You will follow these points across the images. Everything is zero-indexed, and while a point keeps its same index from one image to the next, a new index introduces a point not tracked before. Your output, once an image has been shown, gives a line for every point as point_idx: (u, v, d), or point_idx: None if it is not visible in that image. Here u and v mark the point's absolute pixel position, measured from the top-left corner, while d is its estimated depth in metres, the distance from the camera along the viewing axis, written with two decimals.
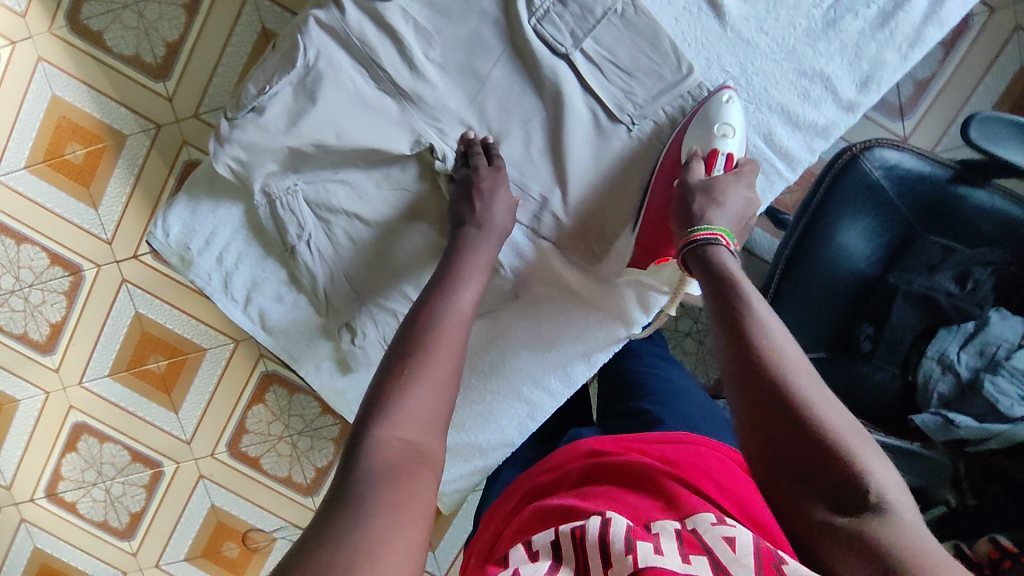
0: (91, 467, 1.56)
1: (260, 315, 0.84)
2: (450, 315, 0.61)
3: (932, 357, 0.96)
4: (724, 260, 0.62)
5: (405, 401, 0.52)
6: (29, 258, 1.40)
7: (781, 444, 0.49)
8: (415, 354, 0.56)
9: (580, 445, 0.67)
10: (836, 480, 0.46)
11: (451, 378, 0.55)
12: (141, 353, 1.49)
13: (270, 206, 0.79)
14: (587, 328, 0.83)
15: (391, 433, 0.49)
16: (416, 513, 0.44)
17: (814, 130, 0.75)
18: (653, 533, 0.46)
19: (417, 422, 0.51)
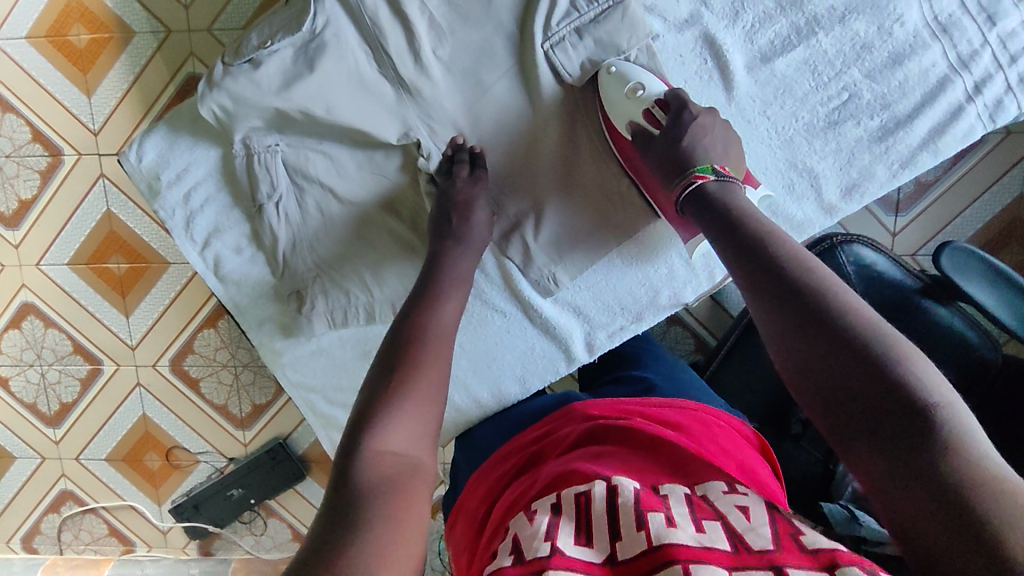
0: (31, 348, 1.57)
1: (215, 261, 0.83)
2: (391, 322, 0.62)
3: None
4: (723, 194, 0.60)
5: (393, 419, 0.52)
6: (11, 129, 1.37)
7: (807, 371, 0.46)
8: (403, 367, 0.57)
9: (573, 411, 0.67)
10: (861, 390, 0.43)
11: (437, 395, 0.56)
12: (104, 251, 1.47)
13: (247, 158, 0.78)
14: (530, 353, 0.84)
15: (382, 446, 0.50)
16: (409, 527, 0.45)
17: (790, 224, 0.76)
18: (664, 497, 0.47)
19: (408, 434, 0.52)
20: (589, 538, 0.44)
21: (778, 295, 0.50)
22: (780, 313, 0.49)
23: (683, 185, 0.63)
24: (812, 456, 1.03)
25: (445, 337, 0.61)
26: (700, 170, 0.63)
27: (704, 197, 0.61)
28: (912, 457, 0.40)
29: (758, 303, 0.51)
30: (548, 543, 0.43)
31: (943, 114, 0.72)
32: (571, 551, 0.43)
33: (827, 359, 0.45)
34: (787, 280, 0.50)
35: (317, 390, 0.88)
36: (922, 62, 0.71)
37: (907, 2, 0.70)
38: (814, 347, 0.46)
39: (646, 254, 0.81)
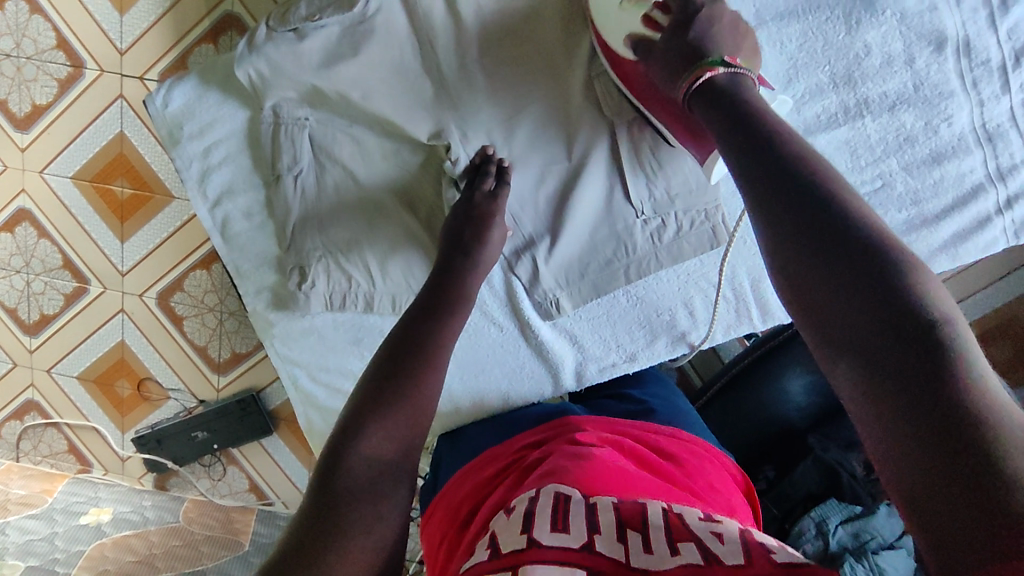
0: (20, 254, 1.55)
1: (223, 221, 0.83)
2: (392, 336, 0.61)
3: (811, 518, 1.02)
4: (747, 94, 0.52)
5: (381, 423, 0.54)
6: (37, 32, 1.34)
7: (816, 290, 0.41)
8: (400, 375, 0.57)
9: (568, 422, 0.69)
10: (870, 317, 0.38)
11: (431, 406, 0.58)
12: (110, 172, 1.45)
13: (274, 126, 0.77)
14: (519, 371, 0.85)
15: (368, 452, 0.53)
16: (377, 526, 0.51)
17: None
18: (642, 510, 0.48)
19: (393, 440, 0.54)
20: (565, 526, 0.46)
21: (794, 205, 0.44)
22: (797, 221, 0.43)
23: (697, 75, 0.55)
24: (770, 513, 1.08)
25: (444, 346, 0.62)
26: (712, 62, 0.55)
27: (719, 92, 0.53)
28: (920, 395, 0.34)
29: (765, 210, 0.45)
30: (525, 535, 0.45)
31: (969, 222, 0.73)
32: (548, 540, 0.44)
33: (839, 279, 0.40)
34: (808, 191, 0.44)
35: (302, 366, 0.87)
36: (961, 166, 0.71)
37: (960, 104, 0.70)
38: (831, 266, 0.41)
39: (651, 294, 0.81)
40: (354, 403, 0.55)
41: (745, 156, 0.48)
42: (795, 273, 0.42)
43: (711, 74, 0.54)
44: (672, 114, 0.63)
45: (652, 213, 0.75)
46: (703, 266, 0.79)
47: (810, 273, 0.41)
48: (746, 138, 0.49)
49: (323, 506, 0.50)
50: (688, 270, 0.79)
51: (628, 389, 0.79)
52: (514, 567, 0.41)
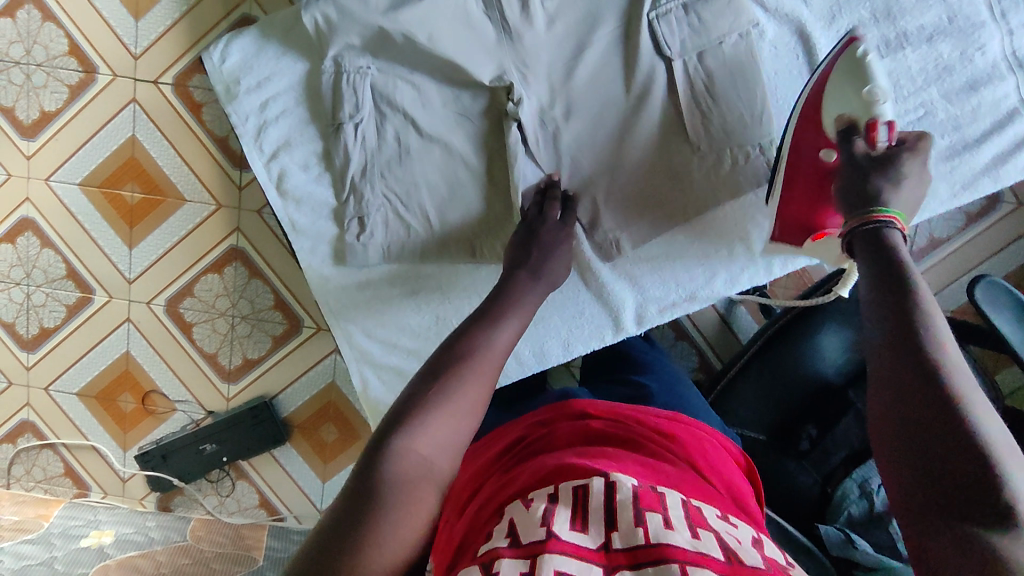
0: (21, 266, 1.58)
1: (279, 174, 0.83)
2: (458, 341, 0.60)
3: (854, 480, 1.04)
4: (901, 247, 0.55)
5: (426, 422, 0.52)
6: (49, 39, 1.43)
7: (913, 432, 0.45)
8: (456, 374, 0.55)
9: (567, 402, 0.70)
10: (956, 473, 0.42)
11: (477, 410, 0.55)
12: (120, 176, 1.51)
13: (335, 75, 0.78)
14: (580, 316, 0.85)
15: (411, 447, 0.50)
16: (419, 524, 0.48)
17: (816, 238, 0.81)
18: (661, 496, 0.51)
19: (436, 442, 0.51)
20: (584, 524, 0.48)
21: (911, 358, 0.48)
22: (904, 364, 0.48)
23: (866, 215, 0.58)
24: (812, 478, 1.09)
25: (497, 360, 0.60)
26: (886, 212, 0.58)
27: (878, 238, 0.57)
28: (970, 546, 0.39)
29: (886, 354, 0.49)
30: (544, 527, 0.46)
31: (1008, 145, 0.77)
32: (567, 535, 0.46)
33: (939, 429, 0.43)
34: (921, 342, 0.48)
35: (356, 322, 0.86)
36: (996, 92, 0.76)
37: (991, 33, 0.75)
38: (924, 412, 0.45)
39: (707, 233, 0.83)
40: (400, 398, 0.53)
41: (883, 302, 0.52)
42: (887, 405, 0.47)
43: (879, 219, 0.58)
44: (806, 197, 0.71)
45: (714, 147, 0.78)
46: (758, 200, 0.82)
47: (912, 416, 0.45)
48: (888, 286, 0.53)
49: (355, 506, 0.47)
50: (745, 203, 0.82)
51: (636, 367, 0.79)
52: (533, 557, 0.44)
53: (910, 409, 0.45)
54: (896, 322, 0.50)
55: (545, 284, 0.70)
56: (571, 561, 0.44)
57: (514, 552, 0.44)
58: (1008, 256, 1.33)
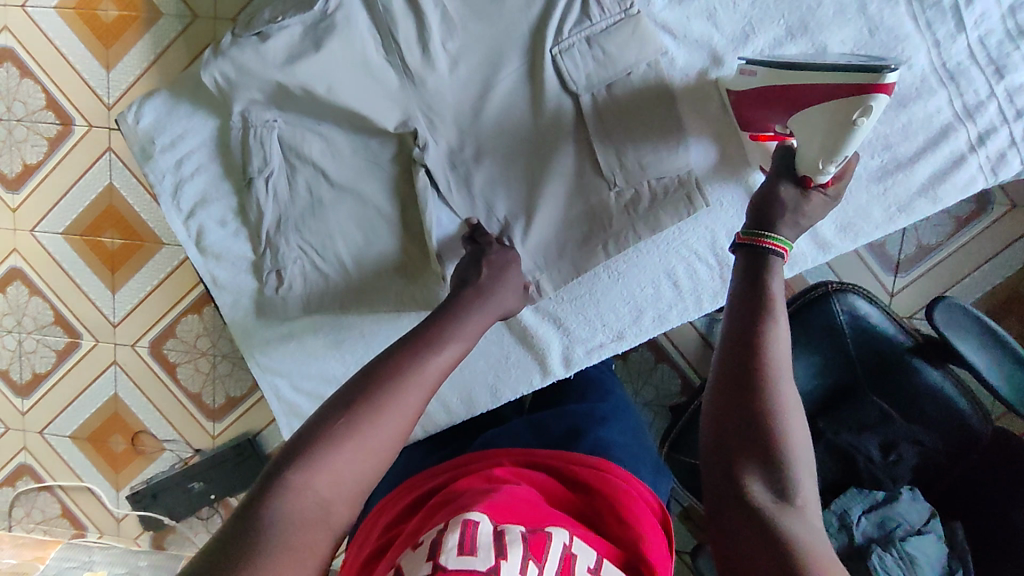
0: (12, 314, 1.63)
1: (198, 231, 0.83)
2: (399, 370, 0.58)
3: (834, 512, 1.03)
4: (775, 273, 0.61)
5: (326, 458, 0.51)
6: (27, 94, 1.47)
7: (740, 434, 0.54)
8: (368, 404, 0.54)
9: (488, 454, 0.71)
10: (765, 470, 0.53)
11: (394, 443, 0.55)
12: (100, 224, 1.54)
13: (243, 131, 0.77)
14: (506, 362, 0.89)
15: (308, 485, 0.50)
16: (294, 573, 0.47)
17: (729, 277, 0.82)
18: (546, 541, 0.53)
19: (336, 479, 0.51)
20: (470, 547, 0.50)
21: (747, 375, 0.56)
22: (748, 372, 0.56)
23: (751, 237, 0.63)
24: None
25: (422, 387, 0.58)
26: (780, 242, 0.62)
27: (758, 262, 0.62)
28: (761, 524, 0.50)
29: (728, 367, 0.57)
30: (430, 562, 0.49)
31: (943, 162, 0.80)
32: (453, 563, 0.49)
33: (756, 434, 0.54)
34: (760, 352, 0.57)
35: (283, 375, 0.87)
36: (927, 107, 0.79)
37: (917, 46, 0.77)
38: (749, 420, 0.55)
39: (631, 271, 0.84)
40: (305, 428, 0.53)
41: (739, 320, 0.59)
42: (728, 403, 0.56)
43: (767, 245, 0.62)
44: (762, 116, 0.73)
45: (626, 180, 0.75)
46: (682, 235, 0.82)
47: (741, 422, 0.55)
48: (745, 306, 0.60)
49: (239, 543, 0.47)
50: (667, 240, 0.82)
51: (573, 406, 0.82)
52: None
53: (741, 415, 0.55)
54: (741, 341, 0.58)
55: (478, 316, 0.67)
56: None
57: None
58: (1000, 264, 1.26)
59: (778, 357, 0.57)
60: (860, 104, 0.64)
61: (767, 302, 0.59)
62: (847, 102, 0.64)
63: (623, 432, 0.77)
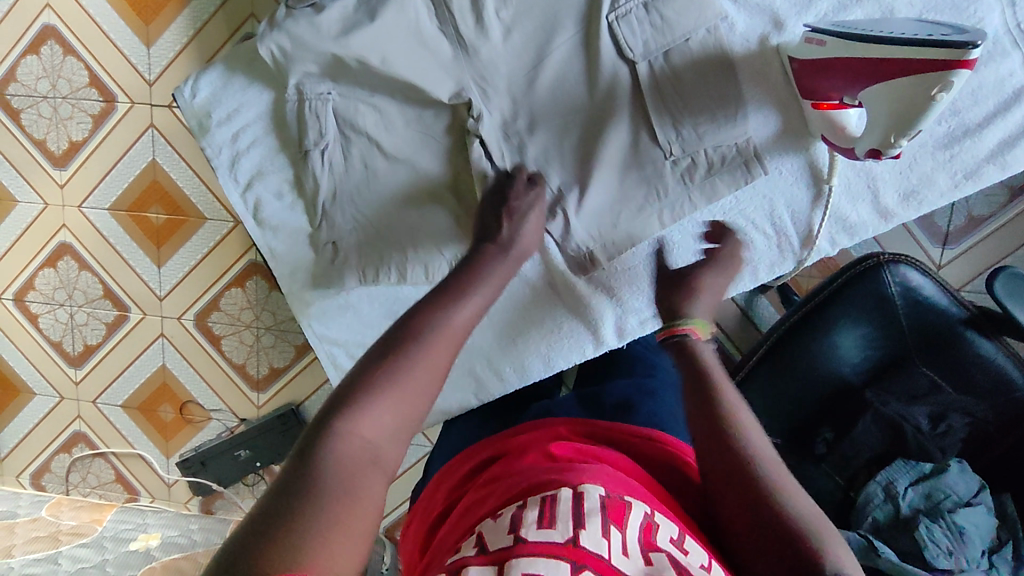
0: (63, 288, 1.68)
1: (255, 203, 0.85)
2: (440, 329, 0.58)
3: (878, 482, 1.04)
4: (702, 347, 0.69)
5: (372, 402, 0.52)
6: (71, 72, 1.49)
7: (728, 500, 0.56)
8: (403, 349, 0.55)
9: (552, 422, 0.71)
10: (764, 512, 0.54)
11: (430, 386, 0.55)
12: (145, 200, 1.58)
13: (299, 104, 0.78)
14: (559, 333, 0.93)
15: (354, 430, 0.51)
16: (356, 526, 0.47)
17: (785, 249, 0.85)
18: (626, 507, 0.53)
19: (383, 426, 0.52)
20: (551, 519, 0.51)
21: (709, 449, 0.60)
22: (726, 450, 0.59)
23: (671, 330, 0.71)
24: (832, 482, 1.08)
25: (455, 335, 0.59)
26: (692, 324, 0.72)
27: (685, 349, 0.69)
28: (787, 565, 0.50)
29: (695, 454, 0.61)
30: (511, 535, 0.51)
31: (1014, 127, 0.78)
32: (535, 536, 0.50)
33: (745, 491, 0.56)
34: (717, 425, 0.61)
35: (338, 346, 0.92)
36: (1000, 70, 0.76)
37: (990, 7, 0.74)
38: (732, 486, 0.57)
39: (686, 243, 0.86)
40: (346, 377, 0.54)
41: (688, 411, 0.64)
42: (717, 487, 0.58)
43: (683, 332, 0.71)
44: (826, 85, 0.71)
45: (684, 152, 0.77)
46: (739, 204, 0.84)
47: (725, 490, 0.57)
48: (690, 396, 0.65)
49: (295, 491, 0.47)
50: (724, 209, 0.84)
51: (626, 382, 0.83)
52: (503, 562, 0.48)
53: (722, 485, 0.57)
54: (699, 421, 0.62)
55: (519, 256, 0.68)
56: (542, 563, 0.48)
57: (484, 563, 0.49)
58: None
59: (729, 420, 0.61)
60: (939, 81, 0.63)
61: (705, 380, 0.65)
62: (926, 78, 0.64)
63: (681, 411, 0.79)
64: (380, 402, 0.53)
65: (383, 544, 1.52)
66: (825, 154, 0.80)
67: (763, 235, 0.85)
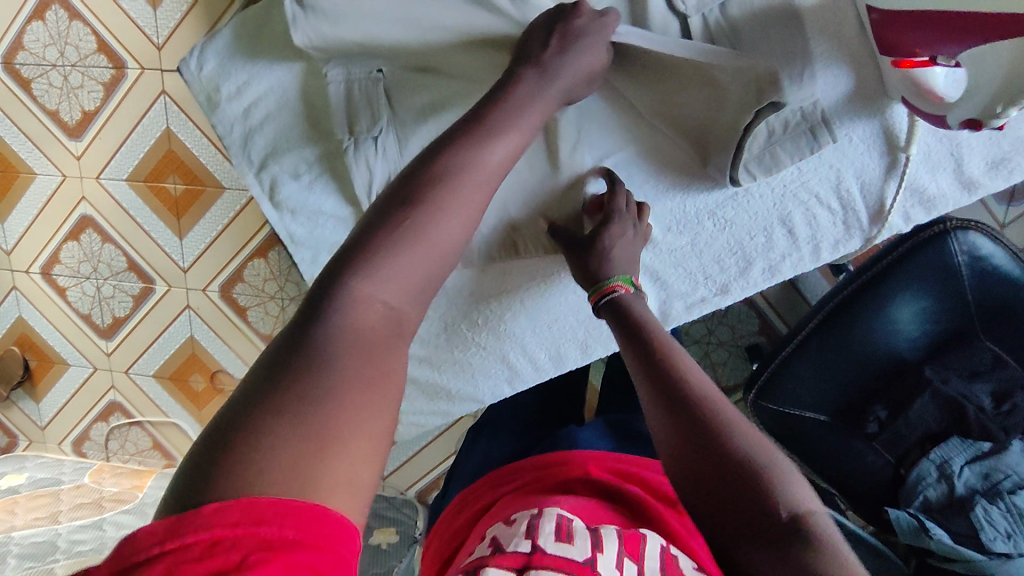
0: (87, 261, 1.67)
1: (272, 183, 0.81)
2: (471, 170, 0.54)
3: (932, 461, 0.99)
4: (632, 302, 0.70)
5: (387, 262, 0.48)
6: (78, 37, 1.43)
7: (672, 439, 0.56)
8: (420, 204, 0.51)
9: (567, 453, 0.76)
10: (698, 445, 0.54)
11: (450, 251, 0.52)
12: (161, 170, 1.54)
13: (346, 85, 0.76)
14: (599, 323, 0.91)
15: (373, 294, 0.47)
16: (390, 395, 0.44)
17: (857, 224, 0.81)
18: (641, 539, 0.57)
19: (405, 287, 0.49)
20: (570, 538, 0.54)
21: (653, 387, 0.59)
22: (668, 389, 0.58)
23: (599, 290, 0.72)
24: (883, 459, 1.02)
25: (484, 180, 0.55)
26: (617, 281, 0.72)
27: (619, 308, 0.69)
28: (728, 490, 0.51)
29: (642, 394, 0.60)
30: (529, 541, 0.53)
31: None
32: (552, 548, 0.52)
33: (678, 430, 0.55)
34: (658, 364, 0.61)
35: None
36: None
37: None
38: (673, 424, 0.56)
39: (739, 218, 0.82)
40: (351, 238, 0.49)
41: (636, 359, 0.63)
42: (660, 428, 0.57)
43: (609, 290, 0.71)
44: (922, 43, 0.63)
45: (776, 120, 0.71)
46: (802, 175, 0.78)
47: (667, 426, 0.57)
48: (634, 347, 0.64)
49: (283, 373, 0.42)
50: (785, 182, 0.79)
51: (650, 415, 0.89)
52: (523, 570, 0.50)
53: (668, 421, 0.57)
54: (641, 368, 0.62)
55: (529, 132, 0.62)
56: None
57: (507, 565, 0.51)
58: None
59: (665, 361, 0.61)
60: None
61: (643, 332, 0.65)
62: None
63: None
64: (379, 272, 0.48)
65: (415, 510, 1.53)
66: (904, 118, 0.74)
67: (829, 210, 0.80)
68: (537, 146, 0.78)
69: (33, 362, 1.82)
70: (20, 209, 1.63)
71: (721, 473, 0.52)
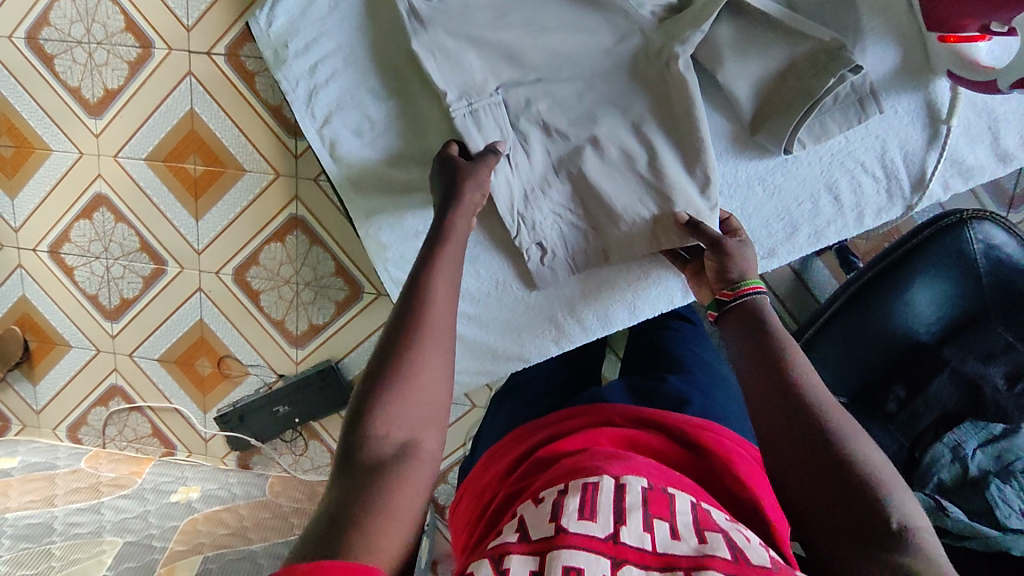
0: (98, 240, 1.66)
1: (332, 141, 0.91)
2: (441, 311, 0.63)
3: (946, 444, 1.02)
4: (761, 308, 0.72)
5: (392, 408, 0.56)
6: (106, 15, 1.45)
7: (789, 448, 0.58)
8: (410, 345, 0.59)
9: (601, 409, 0.77)
10: (818, 460, 0.56)
11: (445, 370, 0.60)
12: (182, 150, 1.54)
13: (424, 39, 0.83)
14: (647, 286, 1.01)
15: (383, 437, 0.55)
16: (404, 508, 0.52)
17: (898, 189, 0.95)
18: (670, 499, 0.57)
19: (411, 423, 0.56)
20: (592, 513, 0.53)
21: (778, 395, 0.62)
22: (768, 380, 0.63)
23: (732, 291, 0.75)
24: (897, 441, 1.06)
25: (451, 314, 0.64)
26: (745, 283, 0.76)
27: (745, 311, 0.72)
28: (841, 503, 0.54)
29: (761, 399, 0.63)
30: (552, 523, 0.52)
31: None
32: (575, 527, 0.52)
33: (799, 441, 0.58)
34: (785, 374, 0.63)
35: None
36: None
37: None
38: (794, 433, 0.59)
39: (788, 184, 0.94)
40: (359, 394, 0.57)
41: (756, 361, 0.66)
42: (756, 417, 0.63)
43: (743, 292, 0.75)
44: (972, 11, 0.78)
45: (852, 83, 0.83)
46: (850, 143, 0.92)
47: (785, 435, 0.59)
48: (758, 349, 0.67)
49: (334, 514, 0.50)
50: (833, 150, 0.92)
51: (673, 379, 0.87)
52: (543, 553, 0.50)
53: (788, 430, 0.59)
54: (764, 374, 0.64)
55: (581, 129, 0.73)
56: (580, 556, 0.49)
57: (527, 551, 0.50)
58: None
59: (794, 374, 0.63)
60: None
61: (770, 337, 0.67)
62: None
63: (727, 394, 0.86)
64: (387, 417, 0.56)
65: None
66: (946, 92, 0.89)
67: (869, 176, 0.94)
68: (608, 107, 0.90)
69: (33, 343, 1.79)
70: (32, 185, 1.62)
71: (839, 487, 0.54)
